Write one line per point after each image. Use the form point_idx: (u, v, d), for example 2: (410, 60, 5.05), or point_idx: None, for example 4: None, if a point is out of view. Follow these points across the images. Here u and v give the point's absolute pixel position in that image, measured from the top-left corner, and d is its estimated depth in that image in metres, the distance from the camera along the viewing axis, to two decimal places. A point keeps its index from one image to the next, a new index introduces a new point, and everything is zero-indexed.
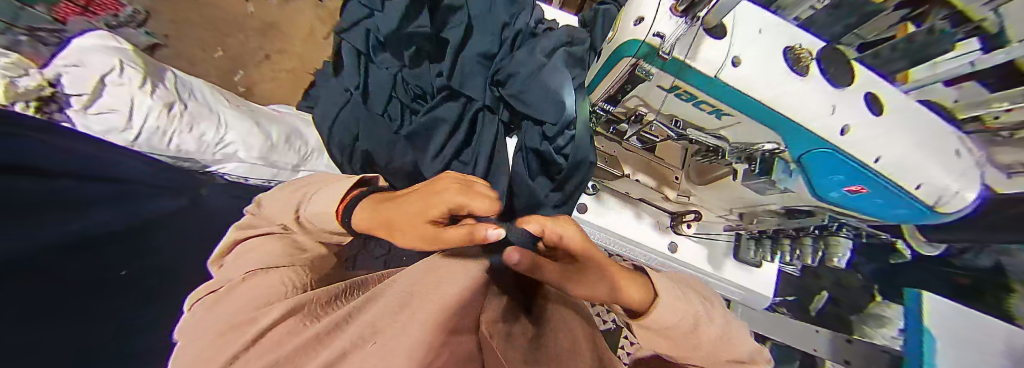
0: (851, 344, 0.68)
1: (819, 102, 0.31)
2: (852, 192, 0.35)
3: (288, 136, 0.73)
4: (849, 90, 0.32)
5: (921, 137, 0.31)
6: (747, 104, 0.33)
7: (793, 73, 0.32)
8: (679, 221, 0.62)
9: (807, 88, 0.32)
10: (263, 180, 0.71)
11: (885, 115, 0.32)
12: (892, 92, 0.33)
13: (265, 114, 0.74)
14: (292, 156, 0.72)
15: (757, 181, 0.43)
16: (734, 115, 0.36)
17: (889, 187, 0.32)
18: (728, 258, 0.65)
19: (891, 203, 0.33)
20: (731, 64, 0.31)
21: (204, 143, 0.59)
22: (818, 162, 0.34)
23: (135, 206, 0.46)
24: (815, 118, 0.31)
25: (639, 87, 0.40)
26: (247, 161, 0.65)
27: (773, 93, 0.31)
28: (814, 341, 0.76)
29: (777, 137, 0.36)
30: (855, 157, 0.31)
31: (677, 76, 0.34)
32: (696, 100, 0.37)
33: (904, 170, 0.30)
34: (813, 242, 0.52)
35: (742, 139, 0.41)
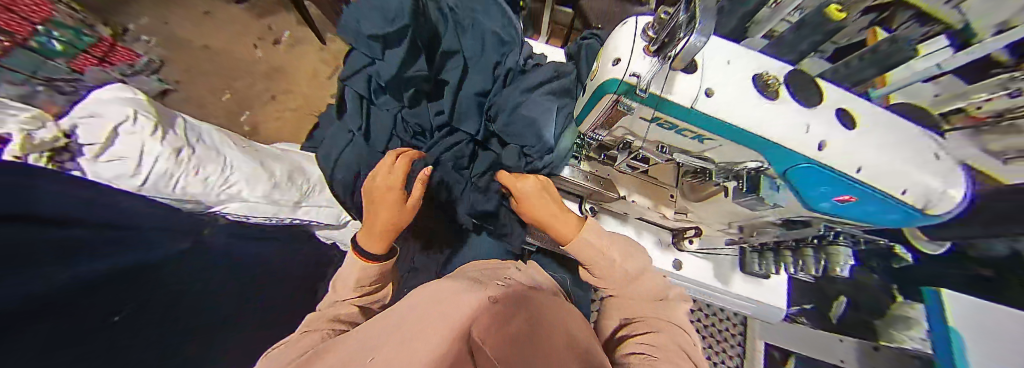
0: (878, 352, 0.73)
1: (795, 123, 0.33)
2: (841, 201, 0.36)
3: (292, 174, 0.76)
4: (821, 108, 0.34)
5: (894, 145, 0.33)
6: (719, 126, 0.34)
7: (764, 99, 0.34)
8: (681, 237, 0.63)
9: (778, 112, 0.33)
10: (268, 217, 0.71)
11: (858, 128, 0.33)
12: (863, 106, 0.35)
13: (268, 154, 0.76)
14: (293, 193, 0.74)
15: (746, 198, 0.43)
16: (715, 139, 0.37)
17: (875, 194, 0.33)
18: (734, 271, 0.64)
19: (879, 208, 0.34)
20: (705, 96, 0.33)
21: (208, 184, 0.60)
22: (802, 176, 0.35)
23: (144, 247, 0.46)
24: (794, 137, 0.33)
25: (623, 120, 0.42)
26: (252, 200, 0.67)
27: (750, 118, 0.33)
28: (839, 352, 0.77)
29: (760, 157, 0.37)
30: (836, 170, 0.33)
31: (658, 109, 0.36)
32: (678, 128, 0.39)
33: (881, 176, 0.32)
34: (815, 252, 0.49)
35: (725, 159, 0.42)
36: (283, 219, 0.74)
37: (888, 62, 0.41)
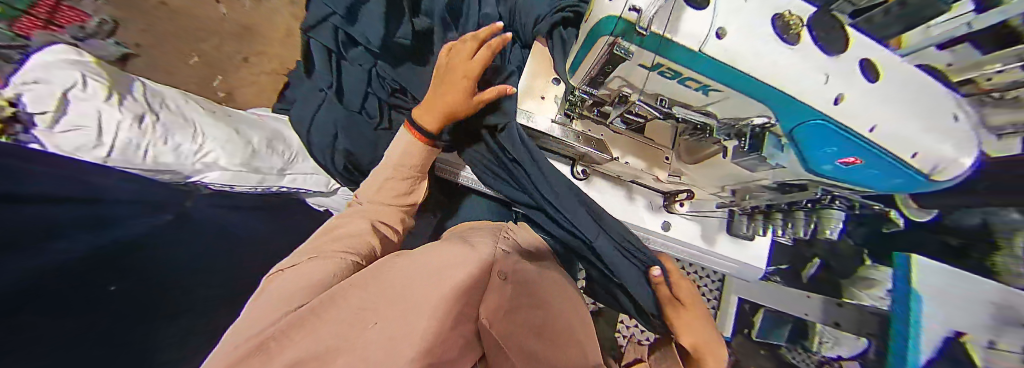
0: (840, 308, 0.75)
1: (813, 70, 0.31)
2: (847, 163, 0.34)
3: (270, 140, 0.72)
4: (843, 57, 0.32)
5: (914, 105, 0.31)
6: (733, 76, 0.31)
7: (783, 42, 0.31)
8: (672, 200, 0.63)
9: (796, 59, 0.31)
10: (249, 187, 0.68)
11: (881, 81, 0.32)
12: (886, 56, 0.33)
13: (241, 120, 0.71)
14: (275, 160, 0.71)
15: (747, 157, 0.40)
16: (722, 90, 0.35)
17: (884, 158, 0.32)
18: (722, 233, 0.66)
19: (886, 174, 0.34)
20: (715, 37, 0.30)
21: (180, 153, 0.56)
22: (812, 133, 0.33)
23: (99, 225, 0.43)
24: (810, 87, 0.31)
25: (619, 67, 0.38)
26: (231, 169, 0.63)
27: (763, 65, 0.30)
28: (807, 306, 0.82)
29: (767, 111, 0.35)
30: (851, 126, 0.31)
31: (660, 52, 0.32)
32: (681, 77, 0.36)
33: (896, 140, 0.31)
34: (806, 214, 0.55)
35: (729, 114, 0.39)
36: (267, 188, 0.71)
37: (920, 16, 0.39)
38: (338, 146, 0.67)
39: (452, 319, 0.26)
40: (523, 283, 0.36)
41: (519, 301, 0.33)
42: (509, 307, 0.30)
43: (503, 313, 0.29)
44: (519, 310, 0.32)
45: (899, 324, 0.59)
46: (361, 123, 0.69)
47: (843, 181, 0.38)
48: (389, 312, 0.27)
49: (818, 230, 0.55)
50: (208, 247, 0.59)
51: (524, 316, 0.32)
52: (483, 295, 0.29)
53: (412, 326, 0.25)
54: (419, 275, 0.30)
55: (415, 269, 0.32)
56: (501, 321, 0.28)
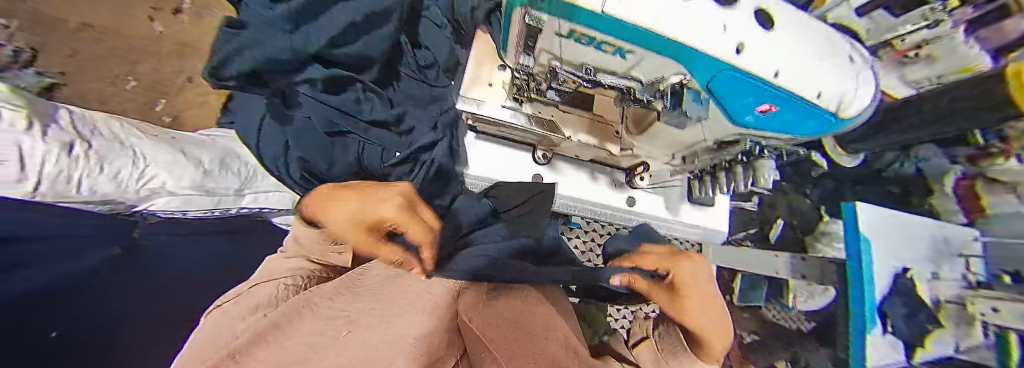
0: (805, 262, 0.77)
1: (714, 21, 0.30)
2: (763, 112, 0.37)
3: (222, 159, 0.66)
4: (739, 7, 0.31)
5: (811, 49, 0.34)
6: (637, 34, 0.29)
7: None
8: (632, 175, 0.67)
9: (698, 8, 0.29)
10: (205, 210, 0.63)
11: (774, 27, 0.33)
12: (776, 5, 0.35)
13: (186, 141, 0.64)
14: (230, 179, 0.66)
15: (671, 115, 0.42)
16: (634, 52, 0.34)
17: (793, 102, 0.34)
18: (682, 201, 0.70)
19: (801, 116, 0.36)
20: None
21: (119, 180, 0.49)
22: (725, 85, 0.34)
23: (22, 270, 0.36)
24: (710, 38, 0.29)
25: (540, 38, 0.37)
26: (178, 193, 0.57)
27: (668, 16, 0.28)
28: (775, 264, 0.83)
29: (683, 68, 0.35)
30: (757, 74, 0.32)
31: (568, 19, 0.29)
32: (596, 42, 0.33)
33: (803, 82, 0.33)
34: (744, 167, 0.52)
35: (650, 75, 0.40)
36: (225, 210, 0.67)
37: None
38: (290, 156, 0.57)
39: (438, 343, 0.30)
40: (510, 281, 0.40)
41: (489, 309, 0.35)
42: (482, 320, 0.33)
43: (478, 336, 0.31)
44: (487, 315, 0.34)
45: (855, 286, 0.62)
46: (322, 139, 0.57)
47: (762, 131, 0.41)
48: (365, 326, 0.29)
49: (754, 182, 0.50)
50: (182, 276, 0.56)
51: (511, 310, 0.36)
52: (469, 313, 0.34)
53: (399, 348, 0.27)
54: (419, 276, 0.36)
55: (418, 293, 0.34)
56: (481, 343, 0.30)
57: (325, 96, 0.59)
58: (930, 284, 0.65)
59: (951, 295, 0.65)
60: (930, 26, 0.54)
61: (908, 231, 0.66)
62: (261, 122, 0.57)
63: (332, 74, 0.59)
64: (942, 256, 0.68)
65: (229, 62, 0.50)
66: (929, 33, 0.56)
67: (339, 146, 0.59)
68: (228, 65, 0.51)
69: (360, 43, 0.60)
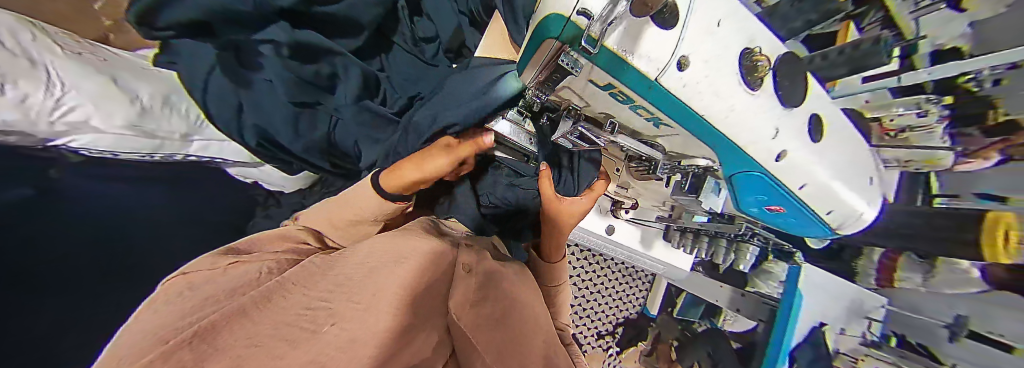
0: (744, 297, 0.88)
1: (766, 124, 0.29)
2: (771, 210, 0.39)
3: (166, 96, 0.55)
4: (796, 111, 0.30)
5: (840, 165, 0.35)
6: (687, 114, 0.27)
7: (744, 88, 0.27)
8: (618, 207, 0.69)
9: (754, 106, 0.28)
10: (142, 153, 0.53)
11: (821, 139, 0.33)
12: (831, 112, 0.34)
13: (115, 65, 0.51)
14: (179, 123, 0.56)
15: (686, 197, 0.47)
16: (672, 125, 0.31)
17: (801, 209, 0.36)
18: (658, 238, 0.75)
19: (802, 221, 0.39)
20: (675, 68, 0.24)
21: (27, 108, 0.37)
22: (747, 182, 0.34)
23: None
24: (756, 139, 0.29)
25: (566, 80, 0.30)
26: (110, 132, 0.46)
27: (715, 107, 0.27)
28: (718, 293, 0.93)
29: (713, 155, 0.33)
30: (782, 181, 0.33)
31: (615, 76, 0.26)
32: (633, 104, 0.29)
33: (819, 197, 0.35)
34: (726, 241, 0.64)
35: (677, 149, 0.37)
36: (167, 156, 0.58)
37: (864, 63, 0.43)
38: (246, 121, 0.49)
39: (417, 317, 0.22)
40: (491, 279, 0.33)
41: (486, 295, 0.29)
42: (477, 299, 0.28)
43: (470, 306, 0.26)
44: (485, 299, 0.28)
45: (779, 325, 0.70)
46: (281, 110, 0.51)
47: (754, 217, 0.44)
48: (348, 301, 0.20)
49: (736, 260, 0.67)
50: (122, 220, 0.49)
51: (497, 306, 0.29)
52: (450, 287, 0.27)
53: (376, 310, 0.19)
54: (377, 256, 0.28)
55: (368, 275, 0.24)
56: (469, 313, 0.25)
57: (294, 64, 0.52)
58: (837, 337, 0.73)
59: (848, 349, 0.75)
60: (920, 113, 0.54)
61: (840, 288, 0.73)
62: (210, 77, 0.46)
63: (299, 39, 0.52)
64: (860, 314, 0.77)
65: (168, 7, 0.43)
66: (917, 119, 0.56)
67: (307, 121, 0.54)
68: (168, 9, 0.43)
69: (342, 5, 0.53)
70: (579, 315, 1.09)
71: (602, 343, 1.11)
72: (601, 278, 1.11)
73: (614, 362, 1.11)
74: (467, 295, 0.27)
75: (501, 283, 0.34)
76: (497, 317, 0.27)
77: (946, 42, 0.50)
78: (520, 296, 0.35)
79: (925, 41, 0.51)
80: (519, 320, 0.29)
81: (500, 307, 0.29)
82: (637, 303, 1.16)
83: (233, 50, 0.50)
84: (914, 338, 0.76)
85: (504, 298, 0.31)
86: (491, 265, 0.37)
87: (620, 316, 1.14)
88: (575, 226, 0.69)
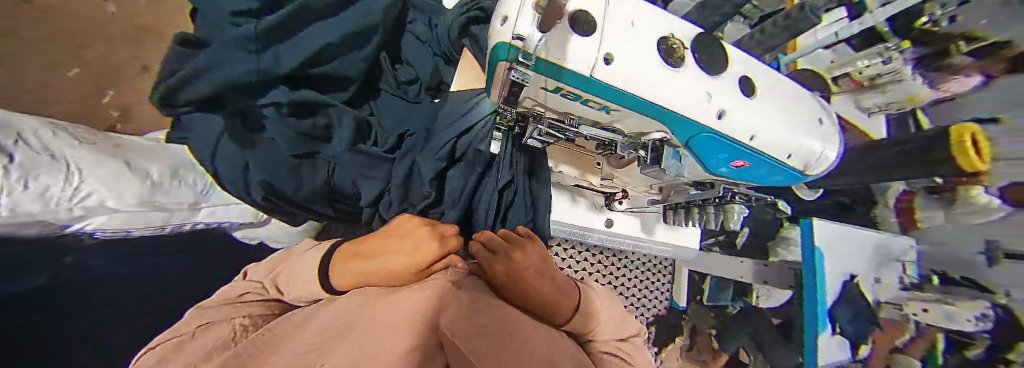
0: (768, 267, 0.86)
1: (700, 92, 0.32)
2: (738, 167, 0.40)
3: (175, 170, 0.58)
4: (722, 77, 0.33)
5: (786, 114, 0.37)
6: (630, 99, 0.30)
7: (668, 67, 0.30)
8: (613, 199, 0.71)
9: (683, 81, 0.31)
10: (153, 228, 0.55)
11: (755, 96, 0.36)
12: (758, 72, 0.37)
13: (128, 149, 0.55)
14: (186, 193, 0.59)
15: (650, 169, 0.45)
16: (622, 111, 0.33)
17: (767, 160, 0.38)
18: (658, 223, 0.76)
19: (773, 172, 0.40)
20: (604, 63, 0.27)
21: (48, 198, 0.39)
22: (706, 146, 0.36)
23: None
24: (698, 108, 0.32)
25: (525, 92, 0.33)
26: (122, 210, 0.48)
27: (652, 87, 0.29)
28: (740, 270, 0.90)
29: (666, 128, 0.36)
30: (736, 139, 0.34)
31: (558, 80, 0.29)
32: (582, 100, 0.32)
33: (776, 145, 0.36)
34: (716, 208, 0.57)
35: (635, 130, 0.40)
36: (177, 226, 0.59)
37: (800, 27, 0.46)
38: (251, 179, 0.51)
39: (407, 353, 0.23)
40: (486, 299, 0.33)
41: (482, 309, 0.30)
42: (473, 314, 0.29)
43: (461, 320, 0.27)
44: (478, 314, 0.29)
45: (808, 297, 0.68)
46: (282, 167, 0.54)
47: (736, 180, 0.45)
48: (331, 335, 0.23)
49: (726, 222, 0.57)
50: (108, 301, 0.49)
51: (492, 321, 0.29)
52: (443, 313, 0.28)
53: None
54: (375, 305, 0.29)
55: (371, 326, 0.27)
56: (459, 328, 0.25)
57: (293, 121, 0.55)
58: (874, 288, 0.72)
59: (890, 298, 0.74)
60: (884, 61, 0.57)
61: (857, 241, 0.71)
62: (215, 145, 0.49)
63: (300, 98, 0.55)
64: (886, 263, 0.75)
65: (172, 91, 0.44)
66: (882, 68, 0.58)
67: (307, 170, 0.57)
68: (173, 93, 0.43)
69: (334, 63, 0.58)
70: None
71: None
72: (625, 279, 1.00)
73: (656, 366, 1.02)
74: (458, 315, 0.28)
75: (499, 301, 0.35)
76: (490, 330, 0.27)
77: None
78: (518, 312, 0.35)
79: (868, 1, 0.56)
80: (514, 331, 0.30)
81: (494, 321, 0.29)
82: (665, 299, 1.08)
83: (242, 115, 0.52)
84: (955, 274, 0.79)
85: (500, 313, 0.32)
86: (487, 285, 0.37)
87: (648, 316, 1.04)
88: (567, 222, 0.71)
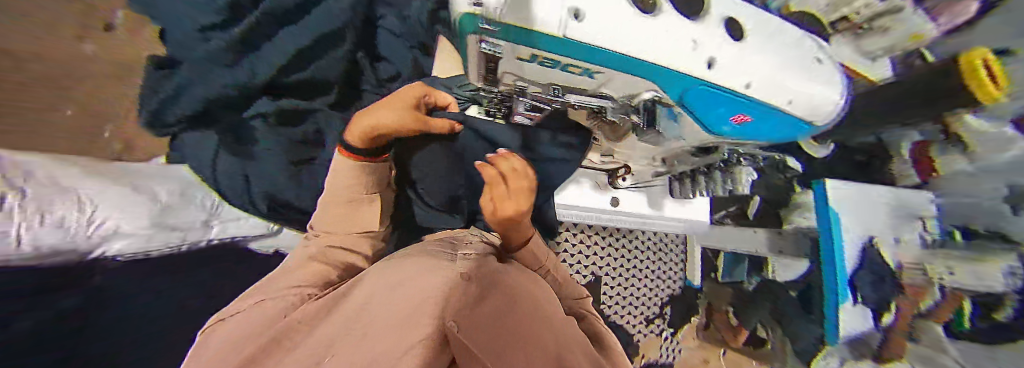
0: (781, 237, 0.82)
1: (683, 39, 0.30)
2: (739, 122, 0.38)
3: (183, 191, 0.60)
4: (705, 20, 0.31)
5: (782, 56, 0.35)
6: (608, 57, 0.29)
7: (643, 14, 0.28)
8: (614, 177, 0.69)
9: (661, 27, 0.29)
10: (171, 247, 0.56)
11: (745, 38, 0.34)
12: (745, 12, 0.35)
13: (134, 172, 0.56)
14: (195, 212, 0.61)
15: (649, 135, 0.45)
16: (603, 73, 0.32)
17: (763, 107, 0.36)
18: (665, 198, 0.76)
19: (776, 121, 0.39)
20: (575, 20, 0.26)
21: (67, 228, 0.40)
22: (697, 100, 0.34)
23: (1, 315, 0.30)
24: (681, 57, 0.30)
25: (500, 62, 0.32)
26: (139, 233, 0.49)
27: (632, 42, 0.28)
28: (754, 242, 0.87)
29: (654, 86, 0.34)
30: (728, 88, 0.33)
31: (528, 44, 0.28)
32: (560, 65, 0.32)
33: (770, 91, 0.35)
34: (722, 173, 0.57)
35: (623, 93, 0.37)
36: (193, 245, 0.60)
37: None
38: (254, 191, 0.52)
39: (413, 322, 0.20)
40: (499, 294, 0.30)
41: (488, 302, 0.27)
42: (479, 298, 0.27)
43: (468, 314, 0.22)
44: (484, 306, 0.25)
45: (827, 263, 0.66)
46: (276, 172, 0.53)
47: (741, 139, 0.43)
48: (350, 331, 0.21)
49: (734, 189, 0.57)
50: (151, 328, 0.50)
51: (499, 327, 0.24)
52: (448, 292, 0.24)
53: (379, 333, 0.20)
54: (383, 288, 0.26)
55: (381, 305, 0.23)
56: (469, 326, 0.21)
57: (280, 129, 0.55)
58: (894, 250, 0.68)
59: (913, 261, 0.69)
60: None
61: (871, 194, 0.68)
62: (214, 160, 0.50)
63: (287, 107, 0.55)
64: (906, 221, 0.71)
65: (170, 107, 0.47)
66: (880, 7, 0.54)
67: (306, 176, 0.56)
68: (173, 107, 0.47)
69: (313, 66, 0.56)
70: (620, 304, 1.04)
71: (652, 329, 1.07)
72: (630, 259, 1.06)
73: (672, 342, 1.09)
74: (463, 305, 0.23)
75: (511, 295, 0.31)
76: (501, 332, 0.23)
77: None
78: (536, 316, 0.30)
79: None
80: (530, 341, 0.24)
81: (502, 319, 0.25)
82: (677, 279, 1.13)
83: (233, 131, 0.53)
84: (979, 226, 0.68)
85: (507, 309, 0.28)
86: (494, 277, 0.33)
87: (662, 294, 1.10)
88: (579, 208, 0.70)
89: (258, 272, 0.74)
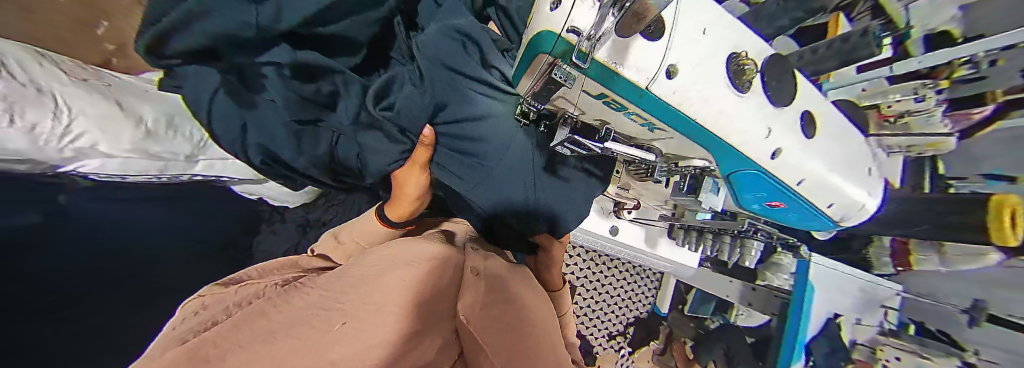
0: (754, 291, 0.85)
1: (761, 124, 0.29)
2: (771, 206, 0.39)
3: (169, 117, 0.54)
4: (787, 110, 0.30)
5: (844, 154, 0.35)
6: (678, 120, 0.26)
7: (737, 91, 0.27)
8: (620, 208, 0.71)
9: (747, 108, 0.27)
10: (148, 176, 0.53)
11: (817, 137, 0.33)
12: (825, 110, 0.34)
13: (115, 88, 0.51)
14: (182, 145, 0.55)
15: (684, 197, 0.48)
16: (668, 131, 0.30)
17: (801, 204, 0.37)
18: (662, 237, 0.77)
19: (805, 216, 0.39)
20: (666, 76, 0.23)
21: (36, 135, 0.37)
22: (744, 181, 0.34)
23: None
24: (754, 142, 0.29)
25: (560, 92, 0.29)
26: (118, 157, 0.46)
27: (710, 114, 0.26)
28: (728, 289, 0.92)
29: (709, 158, 0.33)
30: (784, 181, 0.33)
31: (606, 87, 0.24)
32: (627, 111, 0.28)
33: (818, 191, 0.35)
34: (733, 241, 0.65)
35: (674, 152, 0.36)
36: (174, 177, 0.58)
37: (853, 56, 0.40)
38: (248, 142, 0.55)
39: (429, 306, 0.23)
40: (499, 286, 0.33)
41: (494, 297, 0.29)
42: (484, 300, 0.27)
43: (480, 307, 0.25)
44: (493, 302, 0.28)
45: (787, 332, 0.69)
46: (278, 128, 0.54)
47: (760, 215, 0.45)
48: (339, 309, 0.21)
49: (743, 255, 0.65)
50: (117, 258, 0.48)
51: (503, 312, 0.27)
52: (458, 290, 0.28)
53: (386, 310, 0.19)
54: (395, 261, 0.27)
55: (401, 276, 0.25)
56: (479, 315, 0.24)
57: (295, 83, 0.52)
58: (851, 328, 0.72)
59: (865, 339, 0.73)
60: (918, 99, 0.52)
61: (847, 275, 0.71)
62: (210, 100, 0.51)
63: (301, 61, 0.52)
64: (869, 305, 0.74)
65: None
66: (913, 105, 0.53)
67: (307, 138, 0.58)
68: None
69: None
70: (588, 316, 1.10)
71: (612, 344, 1.12)
72: (608, 278, 1.11)
73: (626, 362, 1.12)
74: (476, 299, 0.26)
75: (511, 289, 0.34)
76: (506, 321, 0.26)
77: (938, 26, 0.51)
78: (532, 310, 0.33)
79: (916, 29, 0.50)
80: (530, 331, 0.28)
81: (507, 312, 0.28)
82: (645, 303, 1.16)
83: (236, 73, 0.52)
84: (932, 325, 0.74)
85: (511, 303, 0.31)
86: (495, 272, 0.36)
87: (629, 316, 1.14)
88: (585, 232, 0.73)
89: (240, 219, 0.72)
